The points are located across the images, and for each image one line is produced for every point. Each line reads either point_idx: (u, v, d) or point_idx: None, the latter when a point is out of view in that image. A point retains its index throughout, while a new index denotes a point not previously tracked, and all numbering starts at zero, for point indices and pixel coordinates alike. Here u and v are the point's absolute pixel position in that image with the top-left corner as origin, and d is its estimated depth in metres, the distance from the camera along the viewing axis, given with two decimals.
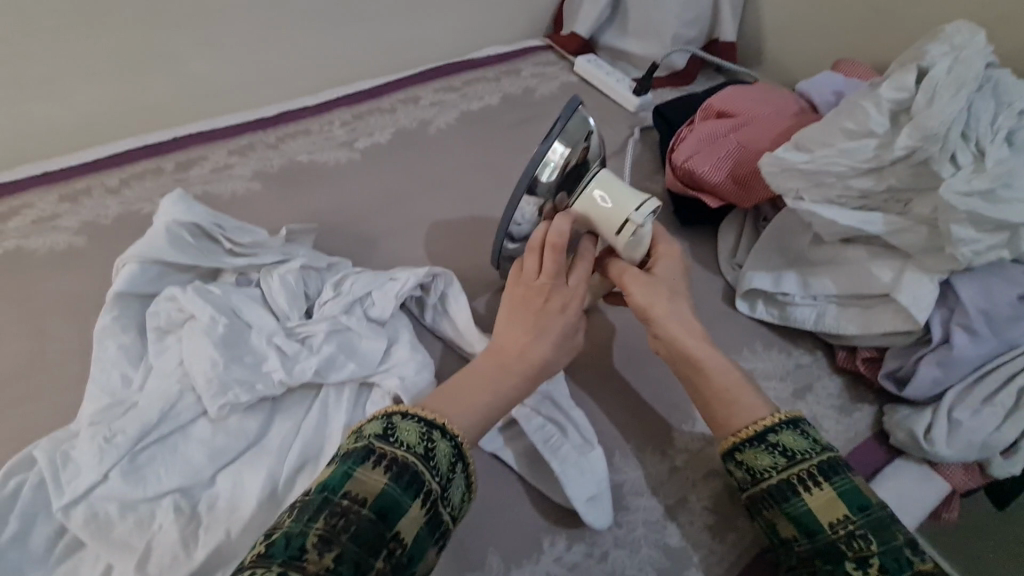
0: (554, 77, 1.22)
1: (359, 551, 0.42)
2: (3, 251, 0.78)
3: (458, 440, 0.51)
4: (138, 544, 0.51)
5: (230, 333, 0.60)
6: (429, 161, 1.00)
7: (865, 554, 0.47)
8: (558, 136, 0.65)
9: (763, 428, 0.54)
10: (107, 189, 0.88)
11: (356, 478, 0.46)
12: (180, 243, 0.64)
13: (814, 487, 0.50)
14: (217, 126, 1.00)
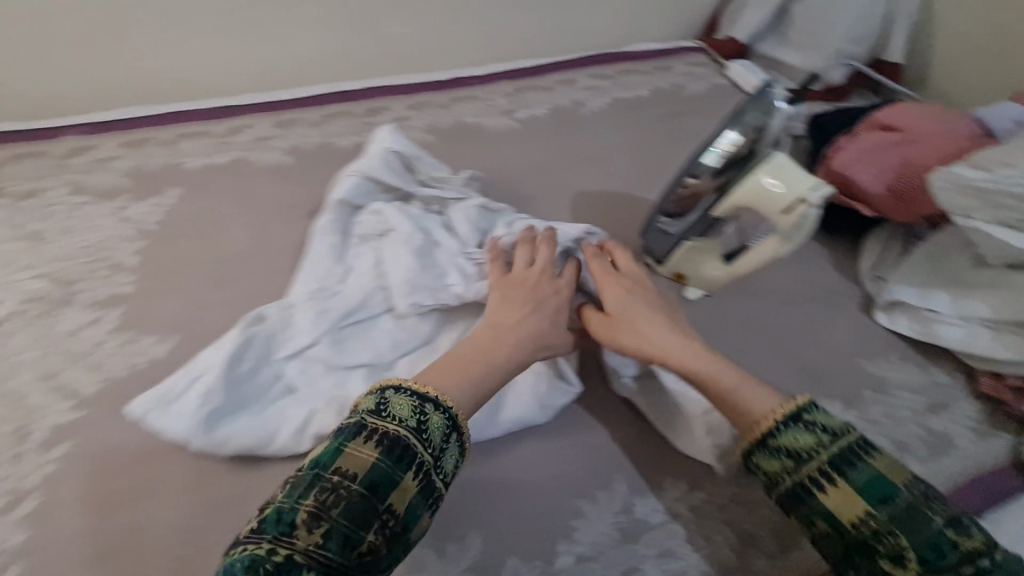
0: (705, 77, 1.25)
1: (348, 526, 0.44)
2: (231, 159, 0.94)
3: (452, 412, 0.53)
4: (337, 399, 0.62)
5: (422, 247, 0.71)
6: (581, 137, 1.07)
7: (900, 551, 0.46)
8: (731, 124, 0.70)
9: (773, 425, 0.53)
10: (311, 122, 1.02)
11: (345, 454, 0.47)
12: (389, 166, 0.79)
13: (829, 485, 0.49)
14: (400, 82, 1.13)
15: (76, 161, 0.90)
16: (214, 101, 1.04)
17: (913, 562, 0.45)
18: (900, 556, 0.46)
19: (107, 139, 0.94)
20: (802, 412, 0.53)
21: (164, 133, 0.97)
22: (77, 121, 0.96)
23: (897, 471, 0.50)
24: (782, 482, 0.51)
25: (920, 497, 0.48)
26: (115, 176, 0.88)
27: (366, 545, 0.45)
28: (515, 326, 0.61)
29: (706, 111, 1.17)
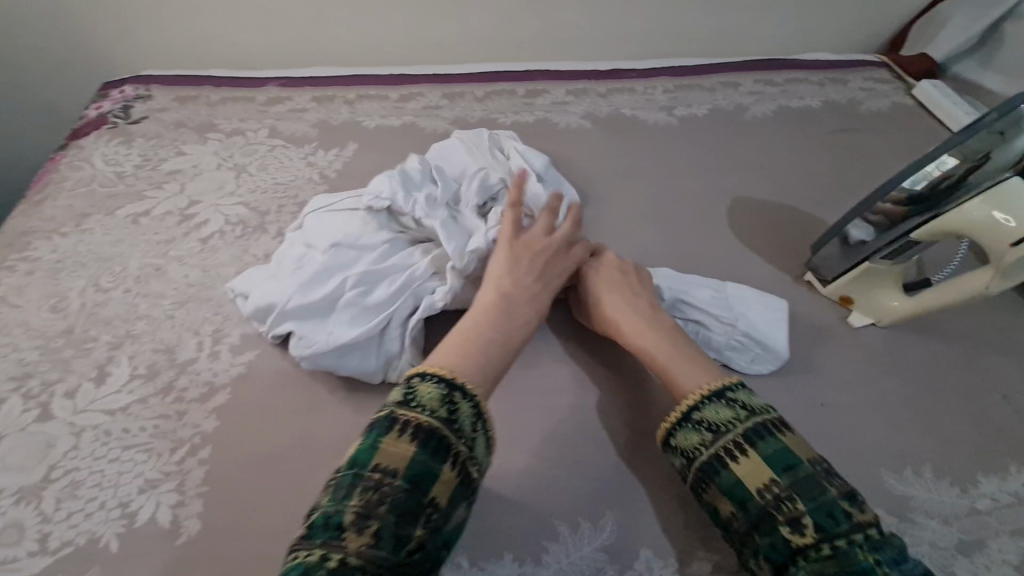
0: (886, 95, 1.14)
1: (398, 521, 0.42)
2: (402, 123, 1.00)
3: (478, 400, 0.50)
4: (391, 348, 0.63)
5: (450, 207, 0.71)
6: (742, 142, 1.02)
7: (796, 514, 0.46)
8: (948, 150, 0.61)
9: (687, 407, 0.54)
10: (475, 97, 1.07)
11: (381, 450, 0.45)
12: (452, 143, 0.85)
13: (741, 455, 0.49)
14: (561, 69, 1.14)
15: (274, 109, 1.01)
16: (392, 69, 1.12)
17: (809, 527, 0.45)
18: (797, 523, 0.45)
19: (300, 92, 1.05)
20: (718, 389, 0.54)
21: (348, 93, 1.05)
22: (277, 75, 1.08)
23: (806, 447, 0.50)
24: (697, 457, 0.51)
25: (821, 467, 0.48)
26: (304, 126, 0.98)
27: (416, 540, 0.43)
28: (516, 290, 0.61)
29: (886, 130, 1.06)
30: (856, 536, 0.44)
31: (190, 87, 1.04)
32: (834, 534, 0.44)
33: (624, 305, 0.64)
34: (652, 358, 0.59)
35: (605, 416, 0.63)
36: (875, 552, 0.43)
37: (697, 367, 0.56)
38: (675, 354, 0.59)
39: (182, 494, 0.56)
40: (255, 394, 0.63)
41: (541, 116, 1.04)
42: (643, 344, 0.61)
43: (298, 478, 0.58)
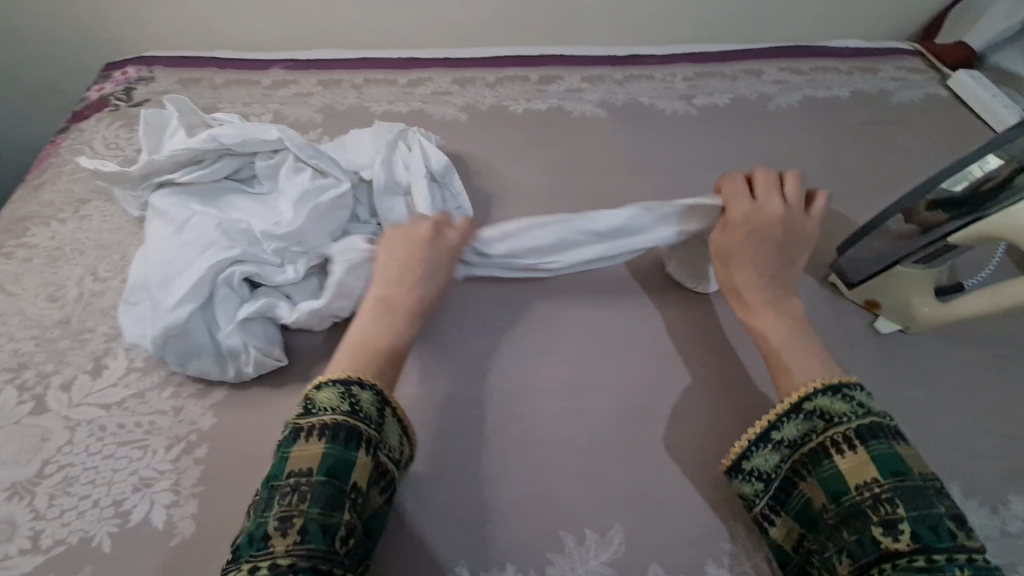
0: (919, 85, 1.08)
1: (322, 515, 0.43)
2: (410, 109, 0.97)
3: (379, 388, 0.51)
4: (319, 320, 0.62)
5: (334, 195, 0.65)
6: (765, 135, 0.97)
7: (893, 517, 0.44)
8: (996, 148, 0.58)
9: (798, 399, 0.53)
10: (487, 83, 1.03)
11: (292, 458, 0.46)
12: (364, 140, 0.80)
13: (849, 450, 0.48)
14: (576, 54, 1.10)
15: (279, 93, 0.98)
16: (401, 52, 1.08)
17: (905, 534, 0.43)
18: (894, 527, 0.44)
19: (305, 76, 1.01)
20: (833, 386, 0.52)
21: (355, 77, 1.02)
22: (283, 57, 1.04)
23: (919, 461, 0.48)
24: (804, 445, 0.51)
25: (933, 483, 0.47)
26: (310, 111, 0.95)
27: (344, 530, 0.44)
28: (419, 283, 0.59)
29: (918, 123, 1.01)
30: (959, 556, 0.42)
31: (194, 69, 1.01)
32: (933, 547, 0.42)
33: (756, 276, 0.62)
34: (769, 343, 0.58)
35: (613, 421, 0.60)
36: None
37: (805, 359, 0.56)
38: (792, 337, 0.58)
39: (177, 494, 0.55)
40: (253, 389, 0.61)
41: (555, 104, 1.00)
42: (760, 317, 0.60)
43: None
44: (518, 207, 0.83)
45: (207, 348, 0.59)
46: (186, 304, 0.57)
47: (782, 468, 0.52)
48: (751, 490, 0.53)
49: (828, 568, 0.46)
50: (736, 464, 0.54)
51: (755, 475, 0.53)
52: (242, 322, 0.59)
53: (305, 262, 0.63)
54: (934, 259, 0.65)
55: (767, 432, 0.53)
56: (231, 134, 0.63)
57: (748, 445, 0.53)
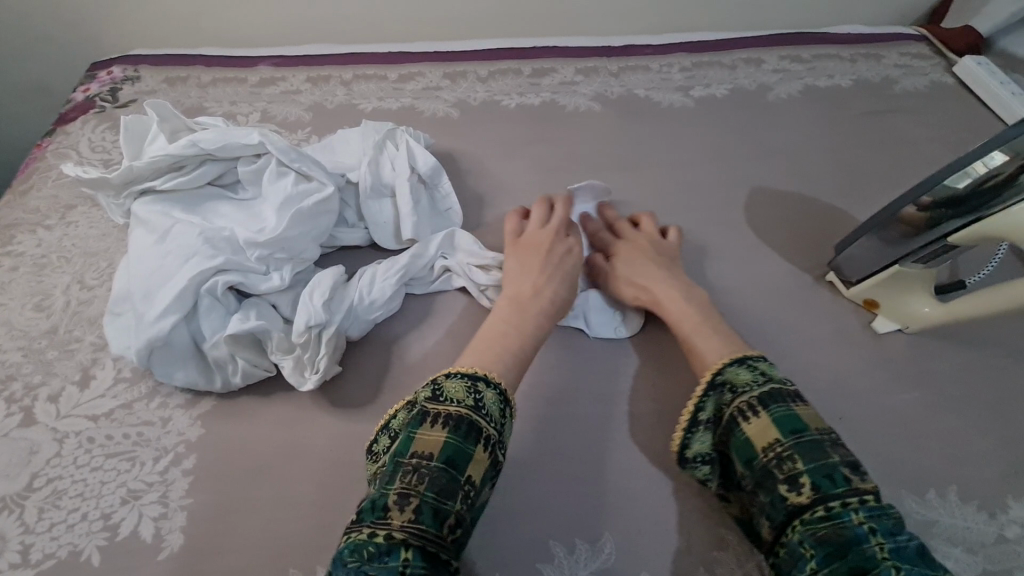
0: (923, 72, 1.05)
1: (437, 498, 0.45)
2: (401, 106, 0.95)
3: (502, 386, 0.53)
4: (295, 359, 0.59)
5: (321, 203, 0.63)
6: (764, 126, 0.95)
7: (794, 473, 0.46)
8: (999, 145, 0.55)
9: (710, 376, 0.54)
10: (479, 77, 1.01)
11: (417, 440, 0.48)
12: (348, 138, 0.78)
13: (752, 415, 0.49)
14: (570, 45, 1.07)
15: (268, 92, 0.97)
16: (391, 45, 1.05)
17: (806, 486, 0.45)
18: (796, 481, 0.45)
19: (294, 73, 1.00)
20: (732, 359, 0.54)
21: (344, 73, 1.00)
22: (271, 53, 1.03)
23: (815, 417, 0.49)
24: (719, 416, 0.52)
25: (832, 435, 0.48)
26: (298, 109, 0.94)
27: (454, 516, 0.45)
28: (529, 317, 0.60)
29: (922, 113, 0.98)
30: (852, 500, 0.43)
31: (180, 67, 0.99)
32: (830, 495, 0.44)
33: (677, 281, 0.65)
34: (680, 327, 0.61)
35: (602, 425, 0.60)
36: (870, 519, 0.43)
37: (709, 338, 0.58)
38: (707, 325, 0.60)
39: (164, 506, 0.54)
40: (241, 399, 0.61)
41: (548, 98, 0.98)
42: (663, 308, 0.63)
43: (284, 490, 0.56)
44: (508, 205, 0.81)
45: (193, 359, 0.58)
46: (170, 316, 0.56)
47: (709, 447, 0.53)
48: (702, 474, 0.53)
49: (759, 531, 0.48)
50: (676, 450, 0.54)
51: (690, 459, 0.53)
52: (229, 335, 0.57)
53: (290, 268, 0.62)
54: (935, 259, 0.63)
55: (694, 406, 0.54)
56: (211, 139, 0.62)
57: (685, 431, 0.53)
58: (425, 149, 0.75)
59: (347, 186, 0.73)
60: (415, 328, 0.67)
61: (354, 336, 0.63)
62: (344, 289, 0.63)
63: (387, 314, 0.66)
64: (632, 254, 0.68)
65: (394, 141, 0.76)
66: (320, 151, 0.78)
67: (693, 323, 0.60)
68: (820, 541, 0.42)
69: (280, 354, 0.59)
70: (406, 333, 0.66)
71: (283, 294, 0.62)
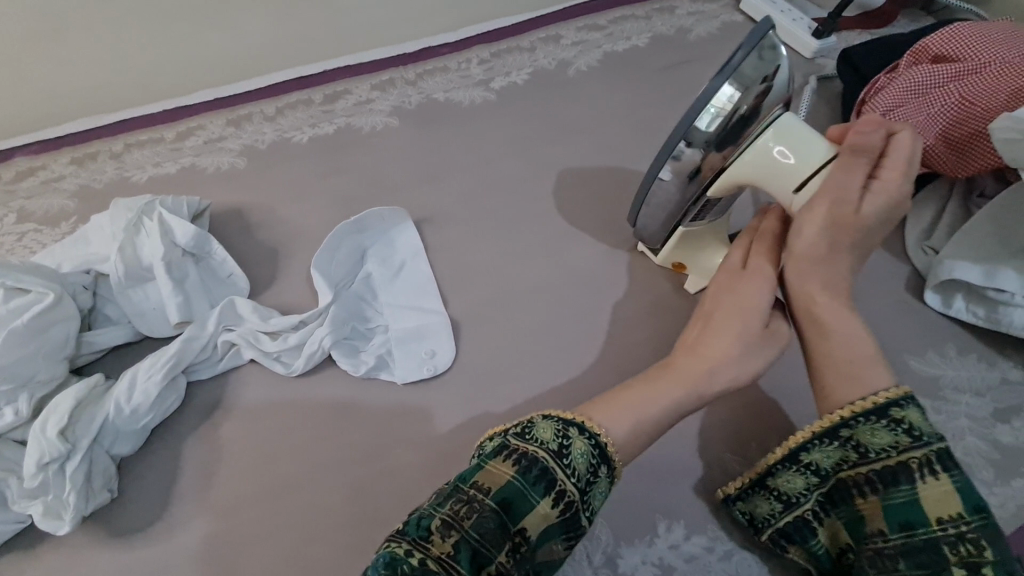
0: (714, 16, 1.06)
1: (479, 542, 0.39)
2: (181, 168, 0.87)
3: (598, 438, 0.46)
4: (42, 503, 0.51)
5: (44, 315, 0.55)
6: (567, 105, 0.93)
7: (976, 561, 0.39)
8: (728, 76, 0.53)
9: (885, 401, 0.46)
10: (266, 116, 0.93)
11: (485, 471, 0.42)
12: (98, 226, 0.69)
13: (931, 477, 0.43)
14: (362, 60, 1.01)
15: (25, 185, 0.86)
16: (165, 102, 0.96)
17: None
18: (972, 568, 0.39)
19: (56, 157, 0.89)
20: (908, 394, 0.46)
21: (115, 144, 0.91)
22: (25, 140, 0.91)
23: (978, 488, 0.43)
24: (881, 459, 0.45)
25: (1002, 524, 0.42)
26: (61, 198, 0.83)
27: (496, 567, 0.39)
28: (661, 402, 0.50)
29: (715, 58, 0.99)
30: None
31: None
32: None
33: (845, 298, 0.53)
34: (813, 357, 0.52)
35: None
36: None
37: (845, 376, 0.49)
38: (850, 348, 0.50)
39: None
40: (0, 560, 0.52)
41: (343, 123, 0.92)
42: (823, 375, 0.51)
43: None
44: (306, 253, 0.75)
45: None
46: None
47: (815, 486, 0.49)
48: (769, 508, 0.50)
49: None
50: (761, 478, 0.51)
51: (768, 493, 0.51)
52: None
53: (25, 397, 0.54)
54: (709, 211, 0.63)
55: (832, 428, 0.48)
56: None
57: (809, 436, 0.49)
58: (183, 219, 0.68)
59: (99, 283, 0.64)
60: (206, 418, 0.60)
61: (123, 451, 0.56)
62: (98, 403, 0.55)
63: (165, 414, 0.59)
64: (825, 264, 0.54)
65: (147, 218, 0.68)
66: (67, 246, 0.68)
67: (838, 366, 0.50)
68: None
69: (24, 502, 0.51)
70: (198, 428, 0.60)
71: (26, 427, 0.54)
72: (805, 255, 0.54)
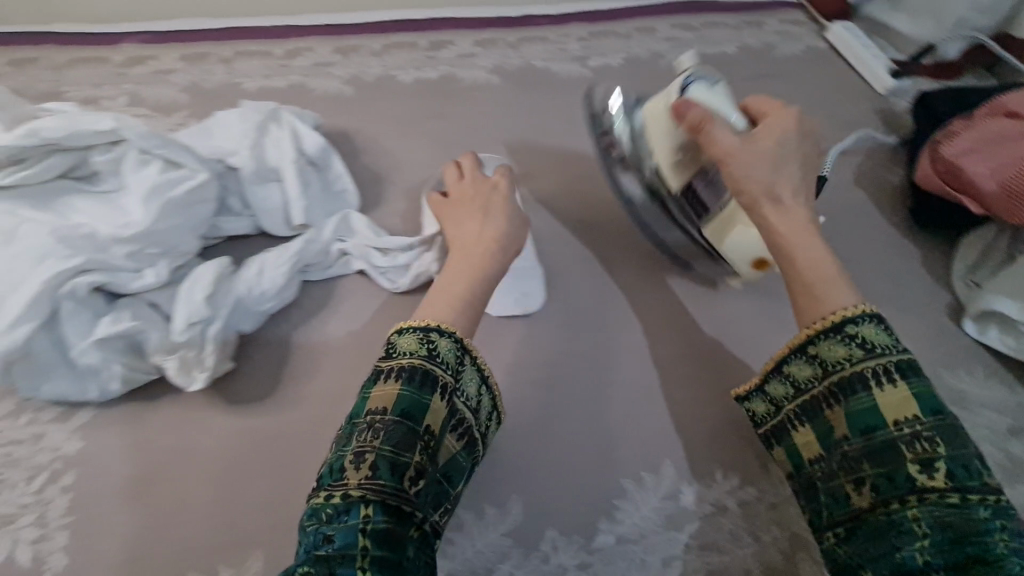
0: (800, 39, 1.12)
1: (395, 451, 0.44)
2: (290, 84, 0.90)
3: (456, 334, 0.51)
4: (177, 358, 0.56)
5: (195, 193, 0.60)
6: (657, 95, 0.98)
7: (929, 456, 0.45)
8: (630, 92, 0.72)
9: (840, 320, 0.51)
10: (372, 51, 0.97)
11: (372, 398, 0.47)
12: (225, 121, 0.73)
13: (889, 383, 0.48)
14: (467, 16, 1.05)
15: (135, 72, 0.88)
16: (273, 18, 0.99)
17: (940, 471, 0.44)
18: (928, 463, 0.44)
19: (165, 50, 0.91)
20: (866, 312, 0.51)
21: (224, 49, 0.93)
22: (135, 29, 0.93)
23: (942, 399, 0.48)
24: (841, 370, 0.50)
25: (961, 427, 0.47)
26: (172, 91, 0.86)
27: (413, 468, 0.44)
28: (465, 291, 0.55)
29: (798, 78, 1.05)
30: (987, 496, 0.43)
31: (29, 47, 0.89)
32: (967, 486, 0.43)
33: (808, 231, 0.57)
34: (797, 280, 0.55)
35: (510, 395, 0.62)
36: (998, 520, 0.42)
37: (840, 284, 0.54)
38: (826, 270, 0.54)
39: (44, 528, 0.51)
40: (123, 406, 0.57)
41: (446, 71, 0.96)
42: (817, 290, 0.53)
43: (185, 494, 0.53)
44: (409, 183, 0.80)
45: (60, 367, 0.54)
46: (24, 326, 0.51)
47: (792, 399, 0.55)
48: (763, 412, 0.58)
49: (843, 492, 0.48)
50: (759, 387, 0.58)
51: (765, 399, 0.58)
52: (99, 339, 0.53)
53: (167, 263, 0.58)
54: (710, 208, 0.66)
55: (802, 351, 0.53)
56: (57, 127, 0.55)
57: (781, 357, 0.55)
58: (310, 131, 0.72)
59: (227, 173, 0.68)
60: (315, 314, 0.65)
61: (245, 329, 0.61)
62: (231, 279, 0.60)
63: (282, 305, 0.64)
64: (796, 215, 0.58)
65: (275, 122, 0.72)
66: (194, 134, 0.71)
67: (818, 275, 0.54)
68: (942, 525, 0.42)
69: (162, 355, 0.56)
70: (307, 322, 0.65)
71: (163, 290, 0.58)
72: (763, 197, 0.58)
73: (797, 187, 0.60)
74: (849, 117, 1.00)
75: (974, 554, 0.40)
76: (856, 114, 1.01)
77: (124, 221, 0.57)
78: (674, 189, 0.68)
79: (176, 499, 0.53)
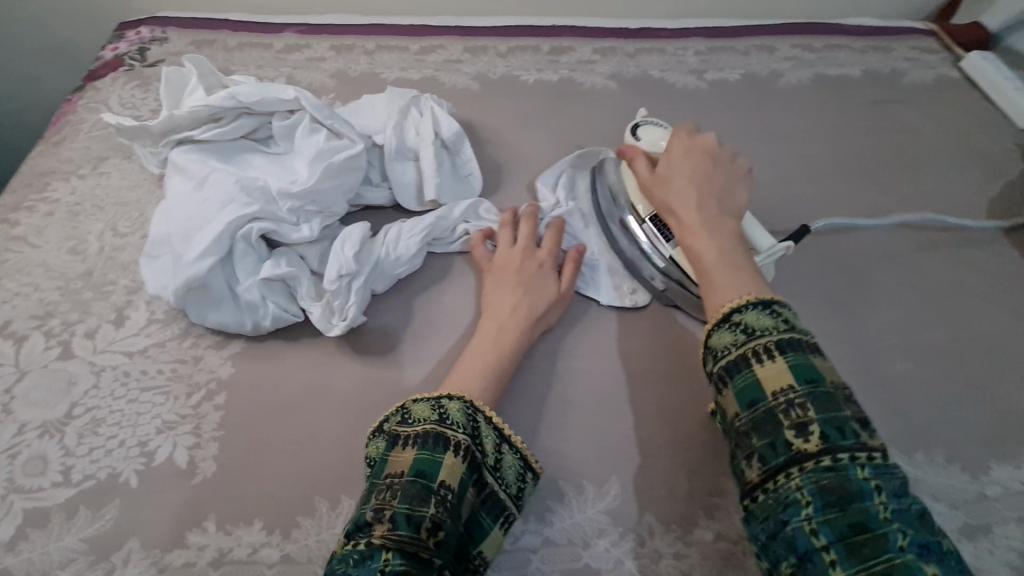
0: (931, 66, 1.07)
1: (410, 506, 0.44)
2: (423, 77, 0.97)
3: (466, 398, 0.52)
4: (321, 304, 0.62)
5: (350, 161, 0.66)
6: (772, 113, 0.98)
7: (804, 420, 0.44)
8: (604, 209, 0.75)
9: (729, 309, 0.52)
10: (498, 52, 1.03)
11: (391, 462, 0.48)
12: (373, 102, 0.80)
13: (768, 359, 0.47)
14: (588, 25, 1.09)
15: (292, 57, 0.98)
16: (411, 19, 1.07)
17: (814, 435, 0.44)
18: (803, 428, 0.44)
19: (318, 40, 1.01)
20: (757, 300, 0.51)
21: (367, 43, 1.02)
22: (295, 21, 1.04)
23: (834, 373, 0.48)
24: (726, 354, 0.50)
25: (844, 391, 0.47)
26: (322, 76, 0.96)
27: (430, 520, 0.44)
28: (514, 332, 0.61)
29: (927, 105, 1.01)
30: (860, 455, 0.43)
31: (208, 31, 1.01)
32: (838, 446, 0.43)
33: (696, 202, 0.62)
34: (701, 261, 0.58)
35: (612, 382, 0.64)
36: (876, 477, 0.42)
37: (737, 280, 0.55)
38: (727, 257, 0.57)
39: (198, 437, 0.57)
40: (269, 342, 0.64)
41: (566, 75, 1.00)
42: (714, 280, 0.56)
43: (311, 431, 0.58)
44: (526, 176, 0.84)
45: (227, 301, 0.61)
46: (207, 258, 0.59)
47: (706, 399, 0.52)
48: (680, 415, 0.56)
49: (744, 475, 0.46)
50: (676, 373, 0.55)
51: None
52: (262, 279, 0.61)
53: (320, 221, 0.65)
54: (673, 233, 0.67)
55: (704, 346, 0.52)
56: (250, 93, 0.65)
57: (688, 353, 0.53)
58: (448, 115, 0.78)
59: (372, 148, 0.75)
60: (434, 283, 0.70)
61: (379, 289, 0.67)
62: (370, 243, 0.67)
63: (411, 271, 0.70)
64: (687, 206, 0.61)
65: (417, 107, 0.79)
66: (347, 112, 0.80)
67: (724, 261, 0.57)
68: (821, 490, 0.41)
69: (309, 301, 0.63)
70: (427, 289, 0.69)
71: (311, 244, 0.65)
72: (686, 210, 0.61)
73: (683, 184, 0.63)
74: (983, 149, 0.95)
75: (858, 523, 0.40)
76: (992, 147, 0.96)
77: (293, 181, 0.64)
78: (645, 215, 0.69)
79: (268, 451, 0.57)
